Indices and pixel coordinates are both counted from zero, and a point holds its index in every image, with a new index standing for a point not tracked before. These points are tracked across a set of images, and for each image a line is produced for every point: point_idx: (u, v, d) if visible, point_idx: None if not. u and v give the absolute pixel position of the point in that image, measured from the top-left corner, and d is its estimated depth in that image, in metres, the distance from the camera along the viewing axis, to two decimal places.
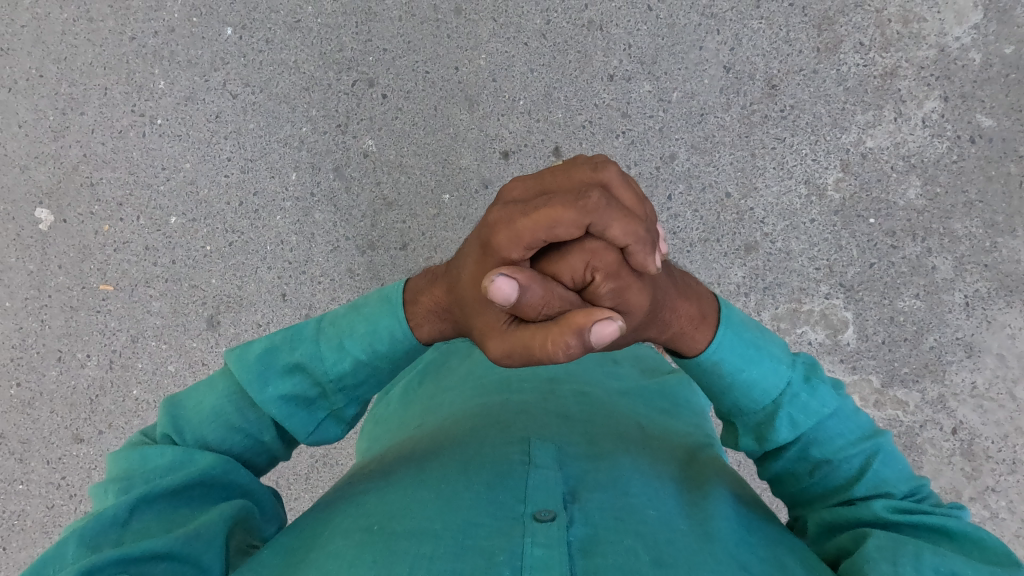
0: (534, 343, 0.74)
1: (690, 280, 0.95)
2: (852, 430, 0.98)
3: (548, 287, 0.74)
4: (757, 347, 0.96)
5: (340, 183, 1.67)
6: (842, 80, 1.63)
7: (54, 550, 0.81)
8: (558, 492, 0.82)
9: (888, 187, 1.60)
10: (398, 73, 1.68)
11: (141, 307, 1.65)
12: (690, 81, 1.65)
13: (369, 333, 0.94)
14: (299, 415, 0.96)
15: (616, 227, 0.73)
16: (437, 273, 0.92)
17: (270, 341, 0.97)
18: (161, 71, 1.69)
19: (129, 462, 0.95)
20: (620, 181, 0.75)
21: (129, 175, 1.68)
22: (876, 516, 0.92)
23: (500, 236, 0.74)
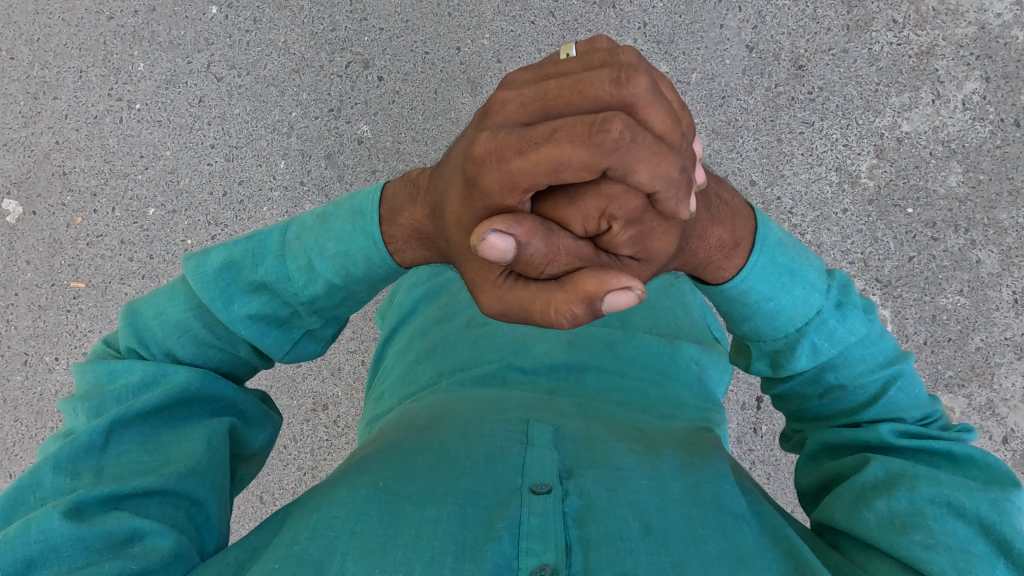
0: (534, 305, 0.73)
1: (723, 195, 0.88)
2: (874, 354, 0.92)
3: (551, 241, 0.71)
4: (790, 273, 0.89)
5: (333, 172, 1.54)
6: (874, 60, 1.51)
7: (32, 476, 0.78)
8: (554, 467, 0.81)
9: (926, 174, 1.47)
10: (396, 53, 1.56)
11: (115, 306, 1.52)
12: (710, 61, 1.53)
13: (343, 251, 0.89)
14: (270, 334, 0.92)
15: (640, 169, 0.67)
16: (421, 192, 0.85)
17: (231, 255, 0.90)
18: (141, 53, 1.57)
19: (96, 376, 0.90)
20: (651, 100, 0.68)
21: (104, 163, 1.55)
22: (880, 439, 0.89)
23: (493, 176, 0.70)
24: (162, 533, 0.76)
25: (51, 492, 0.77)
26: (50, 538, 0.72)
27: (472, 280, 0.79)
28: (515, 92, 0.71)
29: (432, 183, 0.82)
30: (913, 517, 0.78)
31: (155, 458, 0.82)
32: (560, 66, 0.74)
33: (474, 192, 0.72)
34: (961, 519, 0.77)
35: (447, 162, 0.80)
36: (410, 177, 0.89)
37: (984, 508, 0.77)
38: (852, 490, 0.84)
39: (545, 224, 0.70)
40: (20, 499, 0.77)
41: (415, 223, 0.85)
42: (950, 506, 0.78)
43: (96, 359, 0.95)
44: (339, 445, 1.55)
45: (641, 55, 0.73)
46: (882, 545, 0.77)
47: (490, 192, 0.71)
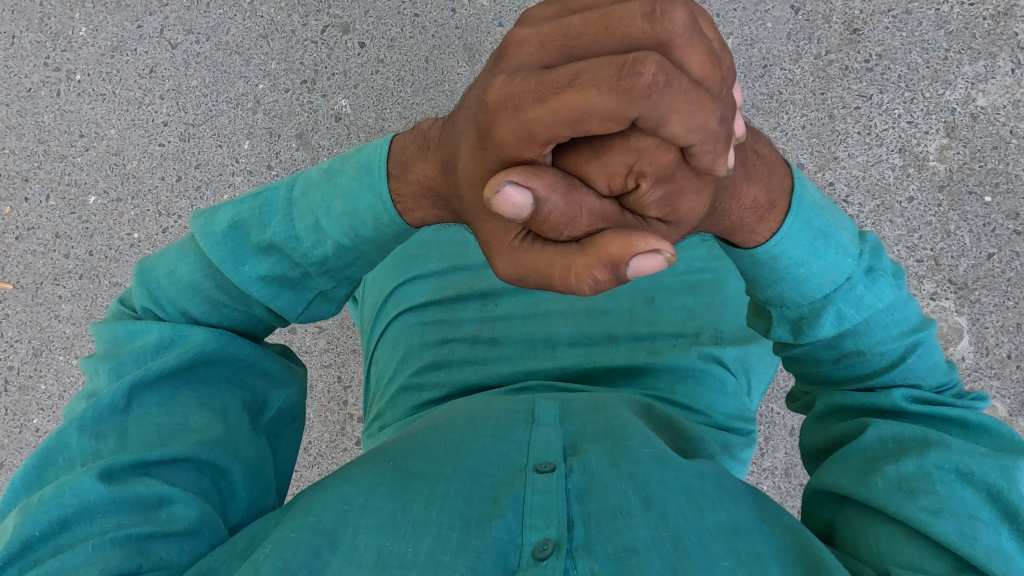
0: (551, 271, 0.58)
1: (761, 149, 0.71)
2: (897, 322, 0.77)
3: (573, 198, 0.56)
4: (824, 236, 0.73)
5: (306, 154, 1.32)
6: (942, 23, 1.28)
7: (55, 439, 0.70)
8: (557, 442, 0.71)
9: (1007, 156, 1.24)
10: (380, 16, 1.33)
11: (48, 311, 1.29)
12: (749, 24, 1.30)
13: (351, 209, 0.72)
14: (283, 298, 0.76)
15: (676, 120, 0.52)
16: (432, 143, 0.68)
17: (234, 213, 0.75)
18: (82, 15, 1.35)
19: (113, 335, 0.78)
20: (691, 35, 0.52)
21: (38, 144, 1.33)
22: (890, 404, 0.77)
23: (507, 126, 0.55)
24: (188, 500, 0.67)
25: (77, 455, 0.69)
26: (78, 503, 0.65)
27: (482, 242, 0.63)
28: (532, 27, 0.55)
29: (444, 132, 0.66)
30: (921, 482, 0.69)
31: (179, 423, 0.72)
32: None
33: (486, 145, 0.58)
34: (969, 486, 0.68)
35: (458, 109, 0.64)
36: (422, 127, 0.72)
37: (993, 475, 0.68)
38: (858, 456, 0.74)
39: (567, 179, 0.55)
40: (48, 460, 0.69)
41: (426, 180, 0.68)
42: (960, 472, 0.69)
43: (111, 317, 0.82)
44: (310, 475, 1.32)
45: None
46: (886, 510, 0.68)
47: (506, 147, 0.56)
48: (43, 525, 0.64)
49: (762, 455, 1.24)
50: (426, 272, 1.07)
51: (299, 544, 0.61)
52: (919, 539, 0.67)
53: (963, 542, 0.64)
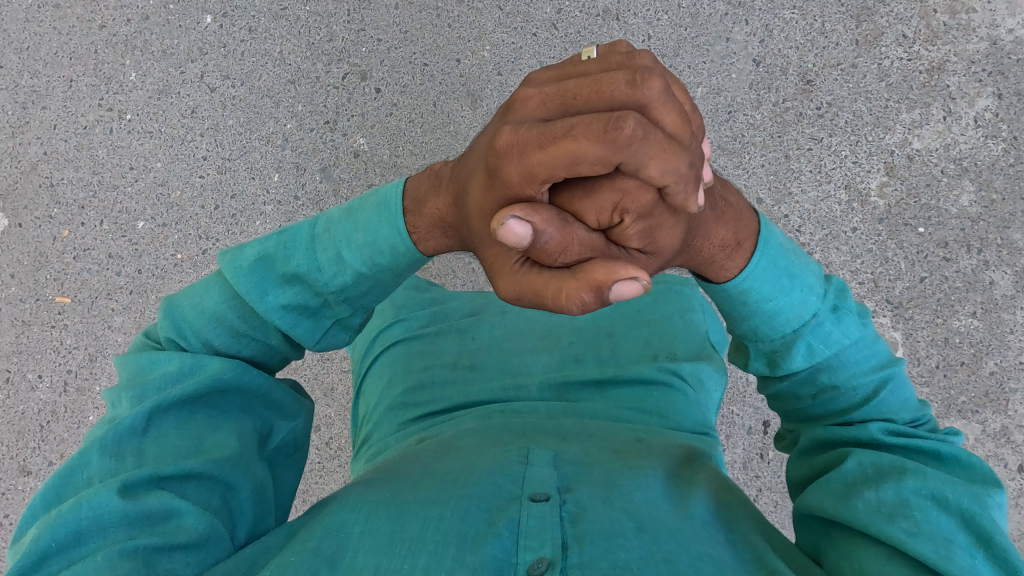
0: (545, 291, 0.70)
1: (729, 197, 0.85)
2: (868, 358, 0.90)
3: (567, 230, 0.69)
4: (791, 276, 0.87)
5: (328, 185, 1.50)
6: (883, 76, 1.47)
7: (77, 459, 0.78)
8: (552, 478, 0.78)
9: (938, 193, 1.43)
10: (394, 65, 1.52)
11: (102, 322, 1.47)
12: (716, 75, 1.49)
13: (371, 241, 0.86)
14: (301, 324, 0.90)
15: (653, 166, 0.64)
16: (444, 181, 0.83)
17: (261, 249, 0.89)
18: (133, 62, 1.54)
19: (136, 366, 0.89)
20: (664, 99, 0.64)
21: (93, 175, 1.51)
22: (867, 437, 0.84)
23: (513, 167, 0.68)
24: (197, 513, 0.75)
25: (98, 473, 0.77)
26: (97, 515, 0.72)
27: (489, 265, 0.77)
28: (535, 88, 0.69)
29: (455, 169, 0.81)
30: (899, 507, 0.72)
31: (195, 443, 0.82)
32: (579, 65, 0.72)
33: (497, 182, 0.71)
34: (944, 511, 0.72)
35: (472, 152, 0.79)
36: (435, 167, 0.88)
37: (966, 501, 0.72)
38: (838, 481, 0.78)
39: (561, 214, 0.68)
40: (68, 478, 0.77)
41: (438, 213, 0.83)
42: (935, 497, 0.73)
43: (134, 351, 0.93)
44: (331, 467, 1.51)
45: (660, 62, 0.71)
46: (869, 529, 0.71)
47: (511, 183, 0.69)
48: (62, 535, 0.71)
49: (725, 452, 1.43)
50: (409, 316, 1.26)
51: (301, 563, 0.68)
52: (904, 562, 0.69)
53: (938, 559, 0.67)
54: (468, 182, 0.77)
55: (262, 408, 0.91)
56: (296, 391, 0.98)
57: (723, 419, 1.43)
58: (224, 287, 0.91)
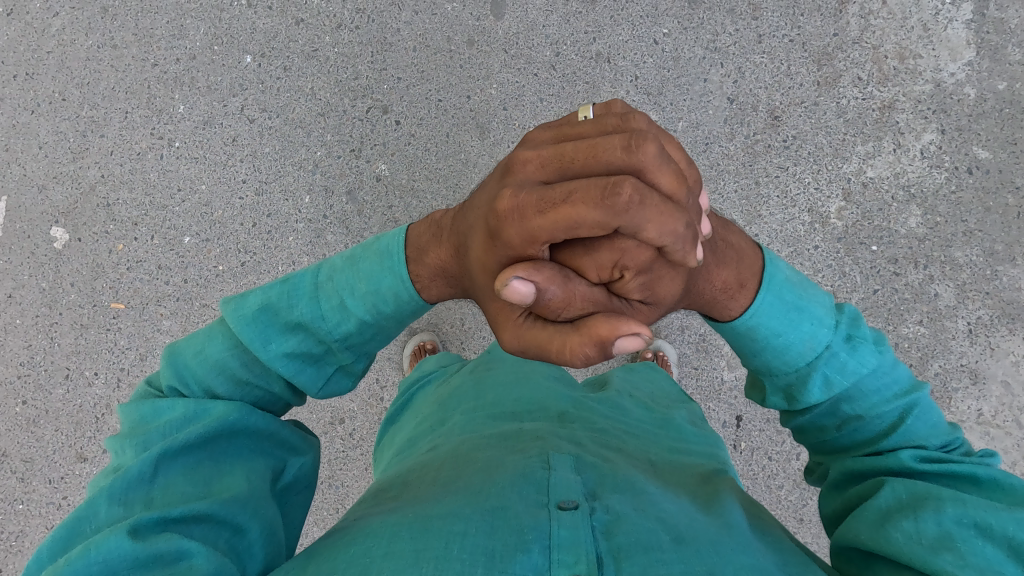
0: (554, 340, 0.90)
1: (731, 238, 1.06)
2: (887, 386, 1.05)
3: (569, 288, 0.90)
4: (798, 311, 1.05)
5: (353, 206, 1.70)
6: (841, 113, 1.68)
7: (85, 510, 0.89)
8: (580, 488, 0.89)
9: (889, 216, 1.64)
10: (412, 100, 1.73)
11: (151, 325, 1.66)
12: (695, 111, 1.70)
13: (374, 289, 1.10)
14: (304, 371, 1.13)
15: (651, 228, 0.84)
16: (444, 230, 1.08)
17: (264, 314, 1.11)
18: (181, 96, 1.74)
19: (141, 416, 1.07)
20: (654, 167, 0.85)
21: (145, 196, 1.71)
22: (900, 465, 0.99)
23: (515, 228, 0.89)
24: (202, 555, 0.83)
25: (105, 521, 0.88)
26: (108, 557, 0.81)
27: (494, 309, 1.02)
28: (535, 155, 0.92)
29: (460, 220, 1.06)
30: (945, 539, 0.83)
31: (200, 488, 0.94)
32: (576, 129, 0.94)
33: (500, 241, 0.93)
34: (991, 541, 0.83)
35: (476, 209, 1.02)
36: (436, 220, 1.14)
37: (1011, 527, 0.83)
38: (875, 512, 0.91)
39: (563, 272, 0.88)
40: (77, 530, 0.88)
41: (440, 262, 1.08)
42: (978, 526, 0.84)
43: (138, 399, 1.13)
44: (354, 456, 1.70)
45: (650, 125, 0.91)
46: (915, 562, 0.82)
47: (513, 241, 0.90)
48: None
49: None
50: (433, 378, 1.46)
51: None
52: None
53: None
54: (473, 243, 1.00)
55: (269, 448, 1.08)
56: (300, 431, 1.18)
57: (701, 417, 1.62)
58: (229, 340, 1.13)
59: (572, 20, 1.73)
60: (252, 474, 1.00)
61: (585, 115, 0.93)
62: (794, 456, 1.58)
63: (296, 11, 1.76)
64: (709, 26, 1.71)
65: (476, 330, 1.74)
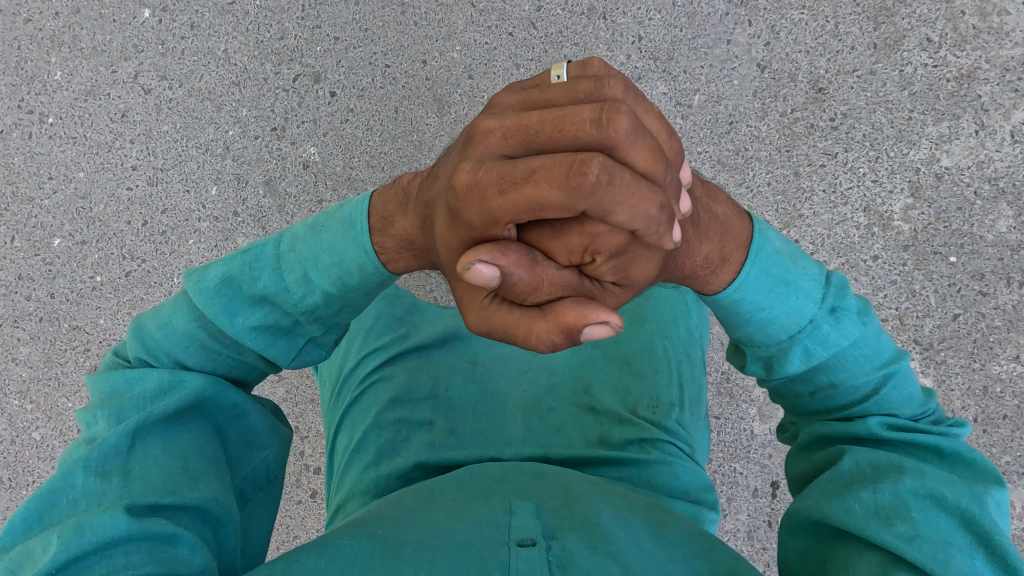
0: (516, 328, 0.58)
1: (713, 208, 0.72)
2: (870, 357, 0.74)
3: (536, 272, 0.57)
4: (781, 275, 0.72)
5: (272, 201, 1.32)
6: (906, 84, 1.30)
7: (53, 482, 0.67)
8: (537, 525, 0.66)
9: (972, 217, 1.25)
10: (352, 66, 1.35)
11: (6, 355, 1.28)
12: (716, 81, 1.32)
13: (338, 261, 0.73)
14: (277, 345, 0.78)
15: (621, 212, 0.53)
16: (411, 199, 0.72)
17: (225, 269, 0.76)
18: (59, 60, 1.37)
19: (109, 385, 0.77)
20: (634, 136, 0.54)
21: (6, 186, 1.33)
22: (866, 433, 0.73)
23: (472, 209, 0.57)
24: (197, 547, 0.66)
25: (81, 496, 0.66)
26: (100, 541, 0.62)
27: (457, 299, 0.63)
28: (495, 120, 0.59)
29: (425, 189, 0.69)
30: (896, 508, 0.65)
31: (185, 467, 0.71)
32: (546, 92, 0.62)
33: (455, 223, 0.60)
34: (944, 512, 0.65)
35: (437, 178, 0.67)
36: (404, 181, 0.76)
37: (968, 501, 0.65)
38: (835, 480, 0.70)
39: (530, 254, 0.56)
40: (50, 502, 0.65)
41: (406, 234, 0.72)
42: (934, 497, 0.66)
43: (106, 369, 0.81)
44: None
45: (630, 90, 0.61)
46: (865, 534, 0.64)
47: (471, 226, 0.58)
48: (56, 565, 0.60)
49: (725, 517, 1.21)
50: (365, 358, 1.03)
51: None
52: (901, 570, 0.62)
53: (934, 566, 0.61)
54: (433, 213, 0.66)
55: (237, 436, 0.80)
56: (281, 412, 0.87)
57: (723, 476, 1.21)
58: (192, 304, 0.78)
59: None
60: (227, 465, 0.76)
61: (557, 73, 0.62)
62: None
63: None
64: None
65: None
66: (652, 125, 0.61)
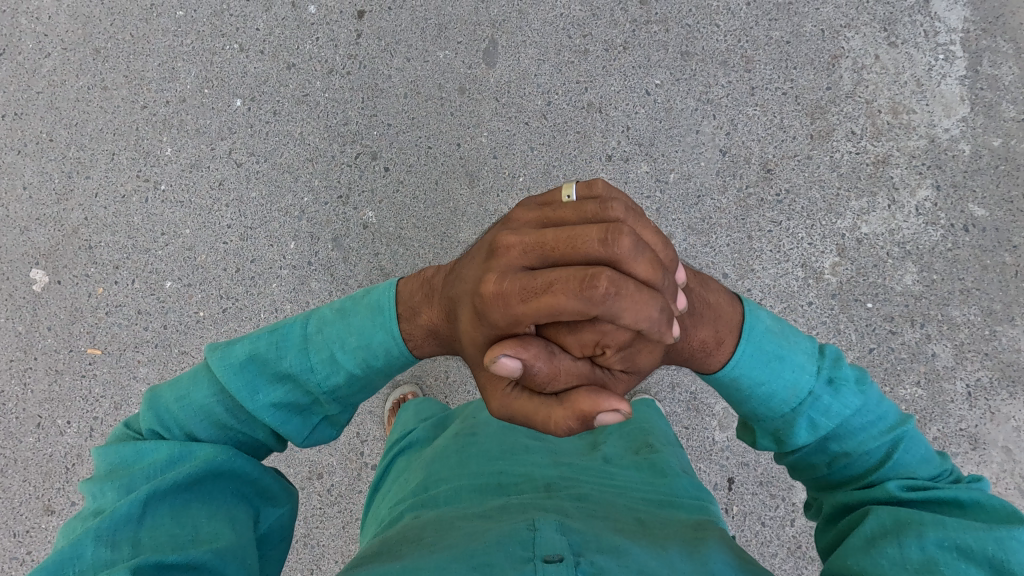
0: (537, 415, 0.81)
1: (708, 295, 0.97)
2: (875, 424, 0.94)
3: (553, 363, 0.80)
4: (780, 355, 0.95)
5: (338, 254, 1.67)
6: (835, 167, 1.66)
7: (70, 551, 0.83)
8: (564, 542, 0.83)
9: (885, 272, 1.61)
10: (402, 147, 1.72)
11: (128, 373, 1.62)
12: (687, 162, 1.68)
13: (365, 344, 0.98)
14: (292, 423, 1.00)
15: (628, 316, 0.75)
16: (437, 294, 0.99)
17: (252, 348, 0.98)
18: (169, 139, 1.73)
19: (120, 457, 0.96)
20: (635, 255, 0.75)
21: (128, 239, 1.68)
22: (887, 495, 0.90)
23: (498, 313, 0.80)
24: None
25: (91, 564, 0.82)
26: None
27: (484, 387, 0.88)
28: (517, 239, 0.81)
29: (449, 288, 0.96)
30: (927, 563, 0.80)
31: (191, 533, 0.86)
32: (558, 213, 0.84)
33: (484, 322, 0.83)
34: (973, 563, 0.79)
35: (461, 281, 0.92)
36: (427, 278, 1.04)
37: (992, 547, 0.79)
38: (860, 537, 0.86)
39: (547, 348, 0.79)
40: (61, 571, 0.81)
41: (431, 324, 0.98)
42: (961, 549, 0.80)
43: (114, 440, 1.00)
44: (330, 514, 1.60)
45: (628, 211, 0.83)
46: None
47: (497, 324, 0.82)
48: None
49: None
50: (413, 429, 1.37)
51: None
52: None
53: None
54: (460, 310, 0.91)
55: (246, 497, 0.97)
56: (282, 476, 1.06)
57: None
58: (211, 381, 1.00)
59: (564, 70, 1.73)
60: (235, 519, 0.91)
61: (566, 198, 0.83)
62: (789, 521, 1.50)
63: (288, 56, 1.76)
64: (701, 78, 1.72)
65: (461, 383, 1.64)
66: (650, 237, 0.83)
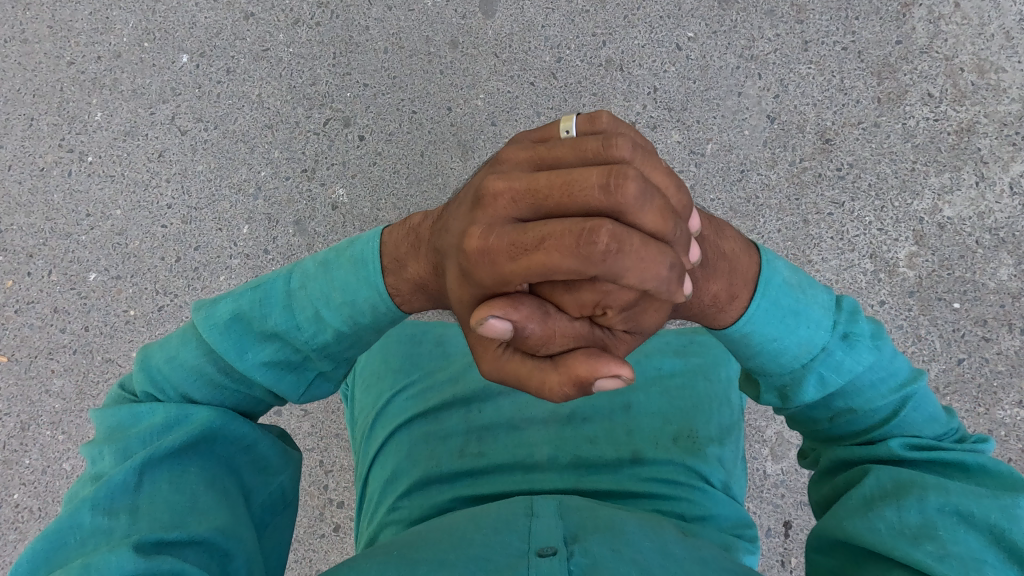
0: (529, 380, 0.61)
1: (722, 244, 0.75)
2: (885, 380, 0.76)
3: (548, 325, 0.59)
4: (796, 310, 0.74)
5: (301, 240, 1.37)
6: (909, 136, 1.36)
7: (63, 521, 0.68)
8: (559, 528, 0.71)
9: (974, 265, 1.30)
10: (380, 111, 1.42)
11: (39, 386, 1.32)
12: (727, 131, 1.38)
13: (351, 301, 0.75)
14: (287, 381, 0.78)
15: (631, 276, 0.55)
16: (423, 243, 0.74)
17: (236, 304, 0.77)
18: (99, 101, 1.43)
19: (114, 420, 0.77)
20: (641, 202, 0.55)
21: (46, 222, 1.38)
22: (890, 455, 0.75)
23: (484, 272, 0.59)
24: None
25: (88, 537, 0.67)
26: None
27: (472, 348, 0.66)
28: (505, 183, 0.58)
29: (435, 235, 0.71)
30: (924, 527, 0.68)
31: (191, 502, 0.70)
32: (553, 151, 0.61)
33: (468, 281, 0.62)
34: (971, 529, 0.67)
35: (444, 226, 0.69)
36: (413, 222, 0.78)
37: (994, 515, 0.67)
38: (858, 498, 0.73)
39: (541, 306, 0.59)
40: (58, 544, 0.67)
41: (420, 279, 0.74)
42: (961, 514, 0.68)
43: (111, 403, 0.82)
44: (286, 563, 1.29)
45: (638, 150, 0.60)
46: (894, 553, 0.67)
47: (482, 285, 0.61)
48: None
49: None
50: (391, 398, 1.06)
51: None
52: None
53: None
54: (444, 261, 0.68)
55: (247, 465, 0.79)
56: (283, 438, 0.86)
57: None
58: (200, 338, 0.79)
59: (577, 20, 1.43)
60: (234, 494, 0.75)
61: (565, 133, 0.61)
62: None
63: (245, 4, 1.46)
64: (743, 30, 1.41)
65: None
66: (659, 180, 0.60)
